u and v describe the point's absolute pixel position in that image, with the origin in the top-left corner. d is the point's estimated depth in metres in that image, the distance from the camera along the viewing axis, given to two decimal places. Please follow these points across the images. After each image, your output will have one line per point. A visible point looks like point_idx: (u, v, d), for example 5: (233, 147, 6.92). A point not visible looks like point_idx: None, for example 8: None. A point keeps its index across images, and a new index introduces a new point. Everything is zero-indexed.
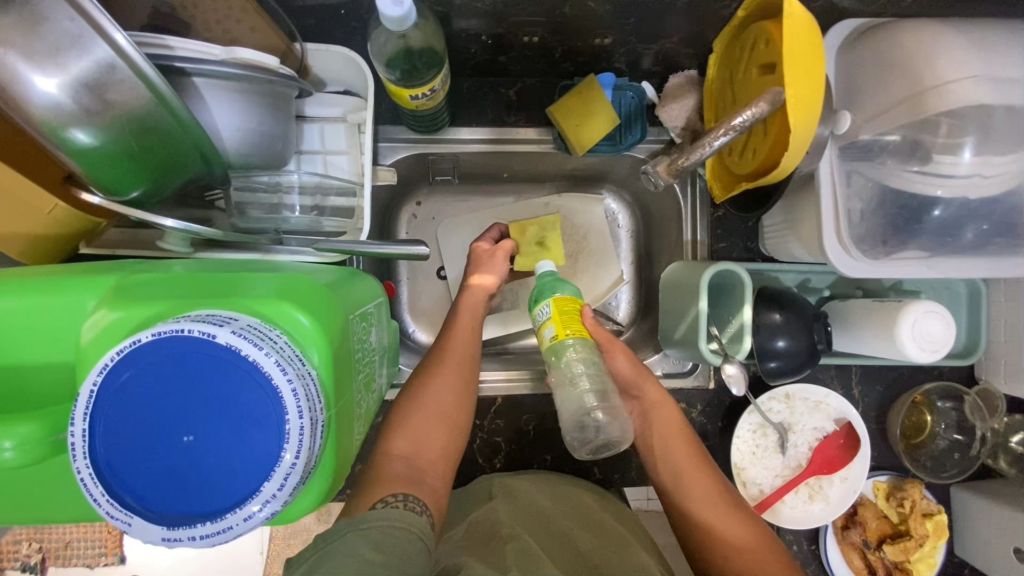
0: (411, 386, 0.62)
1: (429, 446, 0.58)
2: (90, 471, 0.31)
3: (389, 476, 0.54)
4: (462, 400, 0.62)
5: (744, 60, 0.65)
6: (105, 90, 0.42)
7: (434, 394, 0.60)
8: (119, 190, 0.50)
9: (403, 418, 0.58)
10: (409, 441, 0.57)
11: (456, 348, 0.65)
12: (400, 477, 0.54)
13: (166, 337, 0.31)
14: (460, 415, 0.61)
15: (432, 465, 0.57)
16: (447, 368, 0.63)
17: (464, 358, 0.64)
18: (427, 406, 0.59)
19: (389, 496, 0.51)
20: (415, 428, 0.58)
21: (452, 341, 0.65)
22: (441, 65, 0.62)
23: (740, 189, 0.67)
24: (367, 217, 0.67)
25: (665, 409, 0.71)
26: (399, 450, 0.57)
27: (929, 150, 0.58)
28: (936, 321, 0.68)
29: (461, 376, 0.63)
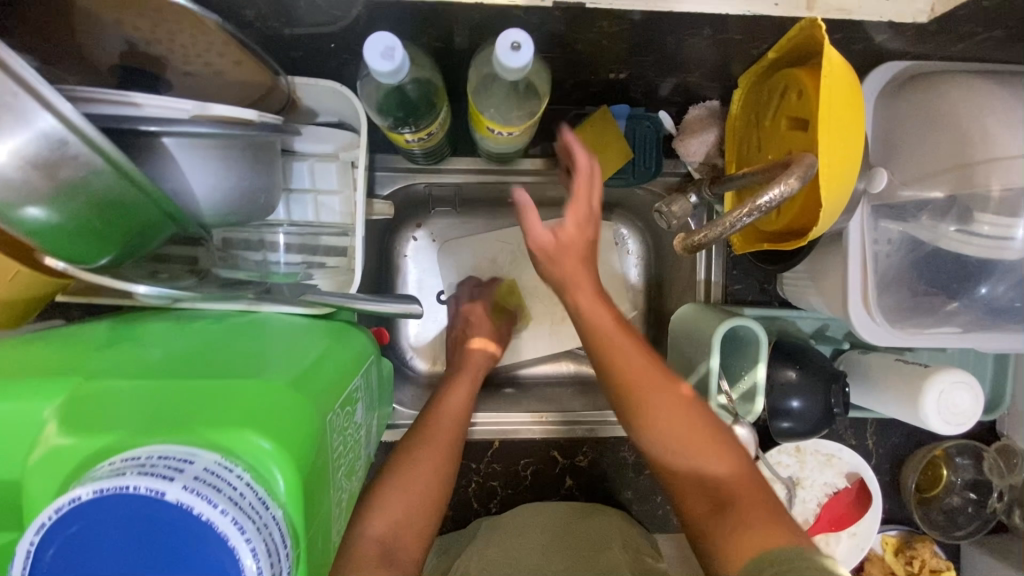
0: (397, 455, 0.61)
1: (408, 526, 0.55)
2: None
3: (362, 559, 0.50)
4: (449, 462, 0.61)
5: (773, 106, 0.59)
6: (59, 167, 0.38)
7: (419, 460, 0.60)
8: (83, 259, 0.45)
9: (381, 495, 0.56)
10: (386, 521, 0.54)
11: (444, 421, 0.65)
12: (373, 559, 0.50)
13: (108, 496, 0.28)
14: (444, 482, 0.60)
15: (410, 539, 0.54)
16: (434, 442, 0.62)
17: (452, 432, 0.64)
18: (407, 479, 0.58)
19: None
20: (392, 498, 0.56)
21: (441, 415, 0.66)
22: (438, 109, 0.58)
23: (760, 248, 0.62)
24: (359, 266, 0.62)
25: (638, 358, 0.58)
26: (375, 529, 0.53)
27: (975, 220, 0.53)
28: (964, 393, 0.63)
29: (447, 451, 0.62)
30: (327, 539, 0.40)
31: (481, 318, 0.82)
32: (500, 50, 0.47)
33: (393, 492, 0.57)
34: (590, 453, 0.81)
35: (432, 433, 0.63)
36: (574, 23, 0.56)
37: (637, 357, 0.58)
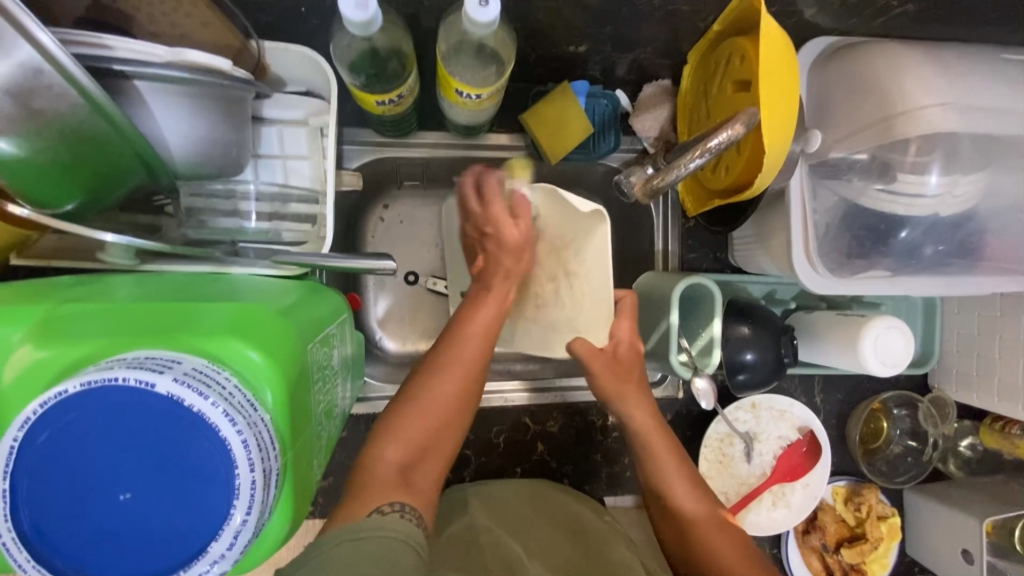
0: (418, 373, 0.60)
1: (426, 453, 0.56)
2: (13, 535, 0.28)
3: (378, 483, 0.52)
4: (465, 395, 0.59)
5: (719, 75, 0.64)
6: (34, 97, 0.38)
7: (436, 393, 0.57)
8: (50, 203, 0.45)
9: (397, 419, 0.57)
10: (403, 447, 0.55)
11: (462, 340, 0.60)
12: (392, 483, 0.53)
13: (96, 389, 0.28)
14: (458, 416, 0.59)
15: (431, 459, 0.57)
16: (451, 362, 0.59)
17: (473, 353, 0.59)
18: (425, 403, 0.57)
19: (384, 506, 0.49)
20: (409, 422, 0.57)
21: (460, 335, 0.60)
22: (410, 74, 0.60)
23: (712, 206, 0.67)
24: (331, 228, 0.63)
25: (696, 506, 0.67)
26: (391, 454, 0.55)
27: (895, 171, 0.60)
28: (897, 337, 0.70)
29: (466, 373, 0.59)
30: (310, 465, 0.41)
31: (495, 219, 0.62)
32: (469, 6, 0.50)
33: (410, 418, 0.57)
34: (560, 418, 0.83)
35: (449, 359, 0.59)
36: None
37: (698, 511, 0.66)
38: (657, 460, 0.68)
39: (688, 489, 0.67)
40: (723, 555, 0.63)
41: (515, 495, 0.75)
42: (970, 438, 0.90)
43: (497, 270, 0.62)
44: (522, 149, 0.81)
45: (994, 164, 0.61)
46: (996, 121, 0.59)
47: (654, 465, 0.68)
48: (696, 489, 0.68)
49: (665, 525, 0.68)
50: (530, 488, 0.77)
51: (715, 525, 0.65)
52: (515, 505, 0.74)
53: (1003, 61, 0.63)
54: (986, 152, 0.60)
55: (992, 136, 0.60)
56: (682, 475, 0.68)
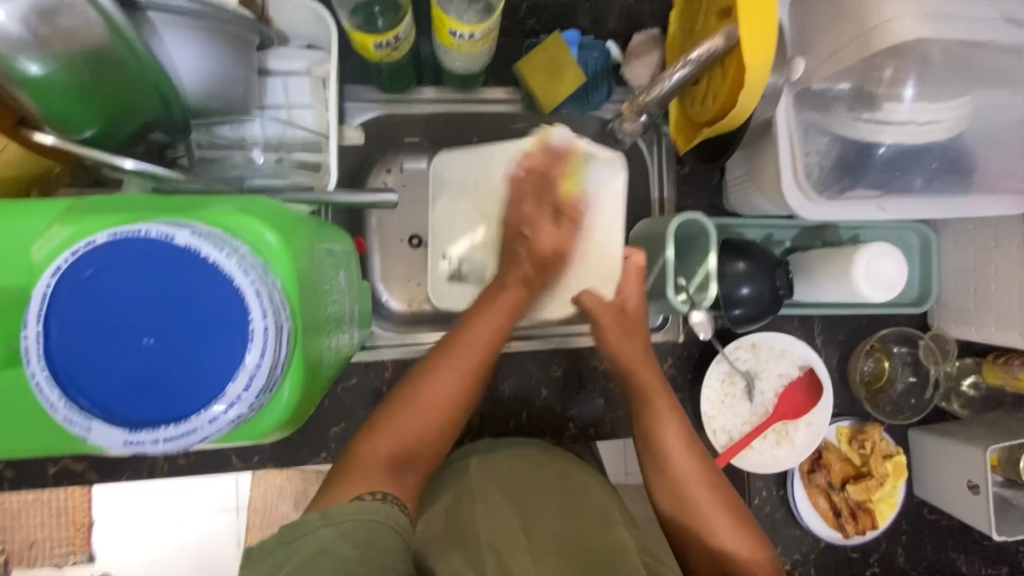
0: (419, 369, 0.62)
1: (419, 442, 0.59)
2: (46, 375, 0.31)
3: (366, 469, 0.55)
4: (463, 392, 0.61)
5: (703, 10, 0.67)
6: (58, 15, 0.42)
7: (434, 384, 0.60)
8: (70, 126, 0.49)
9: (397, 410, 0.59)
10: (396, 438, 0.58)
11: (468, 341, 0.63)
12: (382, 472, 0.55)
13: (123, 240, 0.31)
14: (454, 413, 0.61)
15: (423, 451, 0.59)
16: (452, 361, 0.62)
17: (477, 354, 0.62)
18: (424, 397, 0.60)
19: (368, 493, 0.52)
20: (407, 415, 0.59)
21: (465, 336, 0.63)
22: (403, 14, 0.63)
23: (700, 137, 0.69)
24: (334, 170, 0.65)
25: (695, 473, 0.64)
26: (384, 443, 0.58)
27: (874, 93, 0.62)
28: (889, 262, 0.71)
29: (467, 373, 0.62)
30: (318, 357, 0.43)
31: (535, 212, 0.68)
32: None
33: (409, 410, 0.59)
34: (564, 363, 0.85)
35: (452, 355, 0.62)
36: None
37: (698, 478, 0.64)
38: (653, 425, 0.67)
39: (687, 456, 0.65)
40: (713, 523, 0.62)
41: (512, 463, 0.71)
42: (973, 375, 0.90)
43: (518, 267, 0.68)
44: (518, 102, 0.83)
45: (973, 80, 0.62)
46: (971, 35, 0.61)
47: (649, 429, 0.67)
48: (694, 454, 0.66)
49: (659, 492, 0.66)
50: (532, 460, 0.72)
51: (711, 496, 0.63)
52: (515, 472, 0.69)
53: None
54: (964, 71, 0.62)
55: (970, 53, 0.61)
56: (685, 443, 0.66)
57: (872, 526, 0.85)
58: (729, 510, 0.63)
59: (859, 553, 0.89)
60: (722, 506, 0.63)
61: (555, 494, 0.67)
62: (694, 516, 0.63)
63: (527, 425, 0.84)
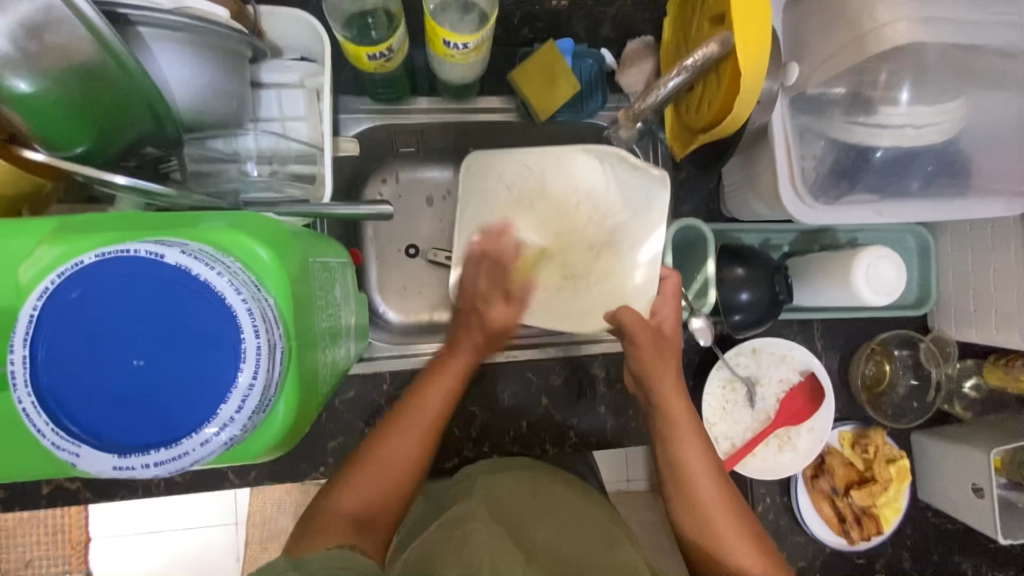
0: (377, 431, 0.62)
1: (379, 501, 0.57)
2: (33, 399, 0.30)
3: (330, 527, 0.53)
4: (422, 458, 0.61)
5: (696, 16, 0.67)
6: (46, 31, 0.42)
7: (392, 447, 0.60)
8: (61, 143, 0.49)
9: (355, 470, 0.58)
10: (358, 496, 0.57)
11: (428, 399, 0.64)
12: (344, 529, 0.53)
13: (111, 260, 0.31)
14: (411, 475, 0.60)
15: (382, 511, 0.57)
16: (413, 418, 0.62)
17: (433, 412, 0.63)
18: (383, 456, 0.60)
19: (333, 547, 0.50)
20: (365, 474, 0.58)
21: (424, 393, 0.64)
22: (398, 27, 0.63)
23: (696, 143, 0.69)
24: (330, 184, 0.65)
25: (713, 491, 0.63)
26: (345, 504, 0.56)
27: (870, 98, 0.62)
28: (889, 266, 0.71)
29: (427, 430, 0.62)
30: (313, 373, 0.42)
31: (487, 291, 0.71)
32: None
33: (366, 470, 0.59)
34: (563, 372, 0.84)
35: (413, 411, 0.63)
36: None
37: (712, 498, 0.63)
38: (680, 444, 0.66)
39: (706, 473, 0.64)
40: (725, 538, 0.61)
41: (519, 487, 0.70)
42: (974, 377, 0.89)
43: (470, 335, 0.70)
44: (513, 111, 0.83)
45: (968, 82, 0.62)
46: (965, 37, 0.61)
47: (673, 437, 0.67)
48: (711, 468, 0.65)
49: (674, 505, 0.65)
50: (535, 477, 0.72)
51: (728, 515, 0.62)
52: (522, 493, 0.69)
53: None
54: (959, 73, 0.61)
55: (966, 56, 0.61)
56: (703, 452, 0.66)
57: (877, 532, 0.85)
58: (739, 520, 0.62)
59: (864, 560, 0.88)
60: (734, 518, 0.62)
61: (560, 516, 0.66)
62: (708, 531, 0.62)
63: (528, 434, 0.84)
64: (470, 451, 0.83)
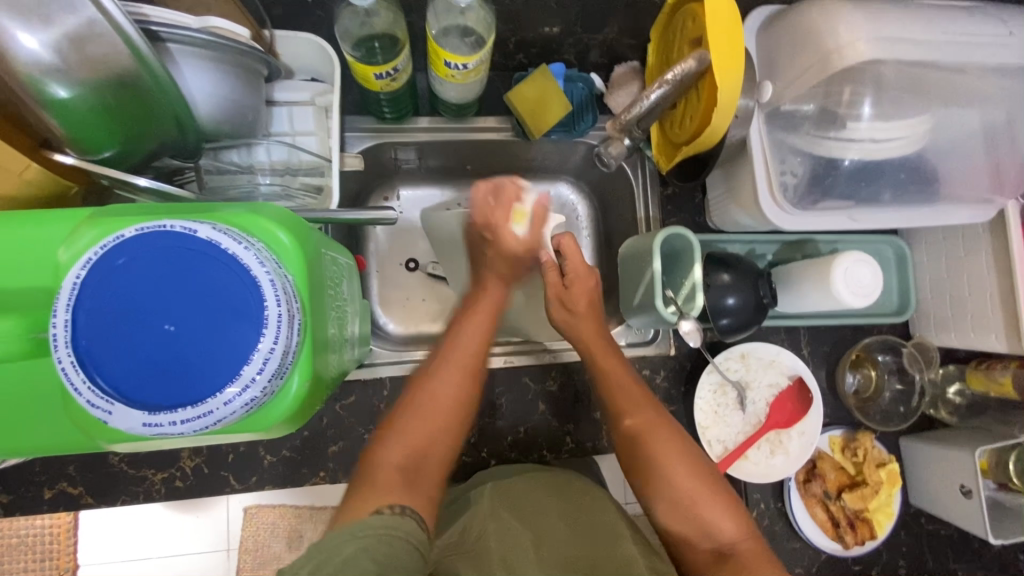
0: (418, 380, 0.64)
1: (431, 453, 0.59)
2: (71, 360, 0.33)
3: (381, 485, 0.54)
4: (466, 400, 0.63)
5: (677, 41, 0.73)
6: (87, 44, 0.45)
7: (437, 391, 0.62)
8: (91, 147, 0.53)
9: (401, 422, 0.60)
10: (406, 448, 0.58)
11: (466, 345, 0.66)
12: (394, 484, 0.55)
13: (150, 233, 0.34)
14: (462, 410, 0.63)
15: (428, 465, 0.58)
16: (453, 365, 0.64)
17: (472, 354, 0.65)
18: (427, 405, 0.61)
19: (386, 506, 0.52)
20: (412, 425, 0.60)
21: (462, 339, 0.66)
22: (403, 48, 0.69)
23: (681, 155, 0.74)
24: (337, 192, 0.68)
25: (676, 450, 0.65)
26: (394, 457, 0.57)
27: (836, 113, 0.67)
28: (865, 269, 0.74)
29: (467, 373, 0.64)
30: (324, 353, 0.45)
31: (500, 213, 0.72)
32: None
33: (411, 421, 0.60)
34: (559, 377, 0.87)
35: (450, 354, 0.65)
36: None
37: (673, 456, 0.64)
38: (624, 399, 0.69)
39: (664, 433, 0.66)
40: (695, 499, 0.62)
41: (532, 488, 0.70)
42: (958, 383, 0.92)
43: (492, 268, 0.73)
44: (509, 130, 0.88)
45: (926, 97, 0.67)
46: (920, 56, 0.66)
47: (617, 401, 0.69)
48: (667, 424, 0.67)
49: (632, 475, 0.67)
50: (544, 477, 0.72)
51: (699, 477, 0.64)
52: (533, 497, 0.69)
53: (927, 5, 0.69)
54: (917, 90, 0.67)
55: (920, 74, 0.67)
56: (657, 415, 0.68)
57: (871, 536, 0.85)
58: (710, 483, 0.63)
59: (860, 566, 0.89)
60: (700, 478, 0.63)
61: (571, 515, 0.67)
62: (674, 500, 0.63)
63: (525, 439, 0.85)
64: (469, 457, 0.84)
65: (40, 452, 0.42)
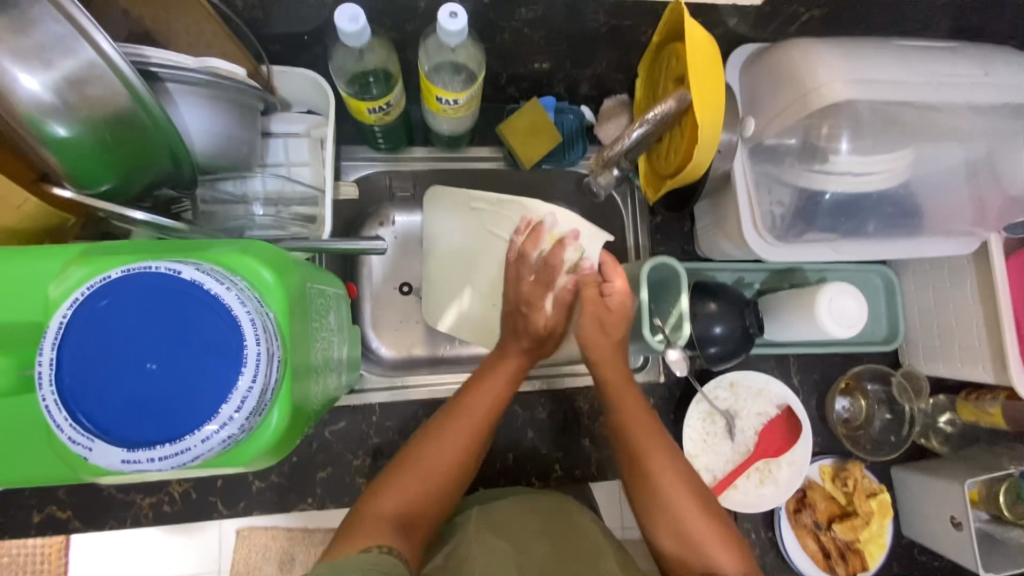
0: (429, 429, 0.66)
1: (423, 508, 0.60)
2: (55, 398, 0.34)
3: (374, 527, 0.55)
4: (467, 457, 0.65)
5: (663, 78, 0.75)
6: (86, 85, 0.47)
7: (440, 450, 0.64)
8: (89, 182, 0.54)
9: (399, 474, 0.61)
10: (400, 498, 0.59)
11: (478, 405, 0.69)
12: (386, 529, 0.56)
13: (135, 274, 0.36)
14: (464, 464, 0.65)
15: (422, 520, 0.59)
16: (462, 421, 0.67)
17: (483, 414, 0.68)
18: (432, 457, 0.63)
19: (375, 547, 0.52)
20: (409, 476, 0.61)
21: (476, 399, 0.69)
22: (396, 84, 0.71)
23: (665, 188, 0.76)
24: (328, 222, 0.70)
25: (677, 480, 0.65)
26: (388, 505, 0.58)
27: (817, 147, 0.69)
28: (850, 300, 0.75)
29: (475, 430, 0.67)
30: (305, 387, 0.46)
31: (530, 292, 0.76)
32: (441, 19, 0.60)
33: (411, 472, 0.62)
34: (549, 405, 0.87)
35: (460, 413, 0.67)
36: (499, 11, 0.69)
37: (676, 484, 0.65)
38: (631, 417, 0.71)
39: (665, 456, 0.67)
40: (693, 526, 0.62)
41: (516, 513, 0.71)
42: (948, 413, 0.92)
43: (515, 341, 0.76)
44: (501, 159, 0.90)
45: (904, 134, 0.69)
46: (898, 96, 0.68)
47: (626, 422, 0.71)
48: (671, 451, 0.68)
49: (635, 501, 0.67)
50: (529, 503, 0.73)
51: (698, 506, 0.63)
52: (517, 520, 0.69)
53: (903, 46, 0.71)
54: (895, 127, 0.69)
55: (898, 113, 0.69)
56: (662, 439, 0.69)
57: (862, 567, 0.85)
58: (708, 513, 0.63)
59: None
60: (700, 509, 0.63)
61: (556, 536, 0.67)
62: (673, 529, 0.63)
63: (514, 466, 0.85)
64: None
65: (23, 485, 0.43)
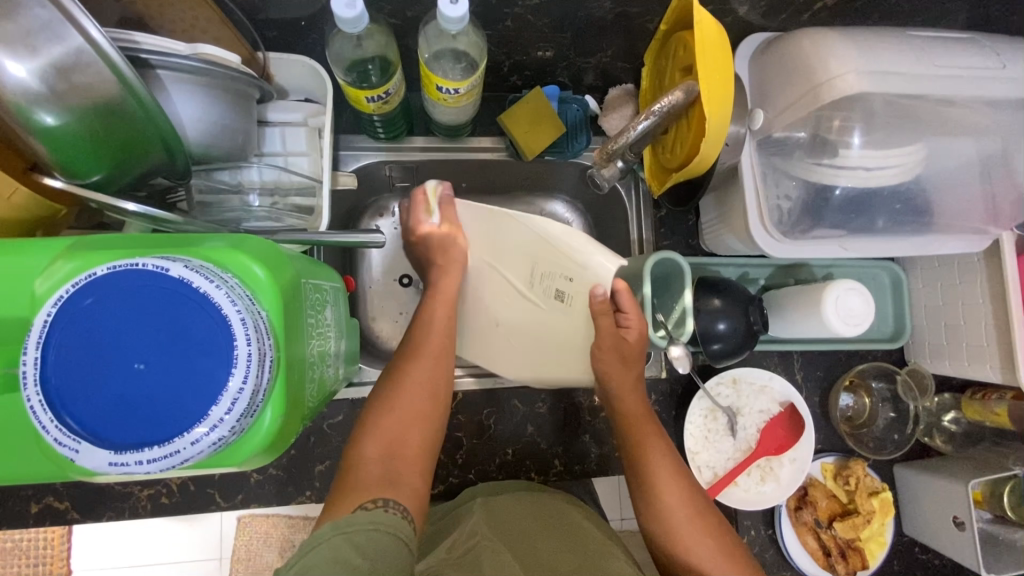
0: (391, 373, 0.65)
1: (406, 445, 0.59)
2: (40, 397, 0.33)
3: (366, 484, 0.54)
4: (438, 391, 0.65)
5: (670, 67, 0.73)
6: (74, 72, 0.46)
7: (409, 388, 0.63)
8: (79, 172, 0.53)
9: (375, 418, 0.61)
10: (383, 442, 0.59)
11: (431, 337, 0.68)
12: (378, 481, 0.55)
13: (121, 271, 0.35)
14: (436, 400, 0.65)
15: (410, 467, 0.58)
16: (423, 357, 0.66)
17: (441, 343, 0.68)
18: (404, 399, 0.62)
19: (369, 501, 0.52)
20: (390, 420, 0.61)
21: (431, 332, 0.69)
22: (395, 72, 0.69)
23: (671, 181, 0.74)
24: (326, 213, 0.68)
25: (689, 504, 0.65)
26: (371, 450, 0.58)
27: (827, 140, 0.67)
28: (857, 297, 0.74)
29: (437, 363, 0.67)
30: (300, 385, 0.45)
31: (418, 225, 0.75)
32: (441, 5, 0.58)
33: (391, 416, 0.61)
34: (549, 400, 0.86)
35: (418, 349, 0.67)
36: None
37: (689, 512, 0.64)
38: (646, 444, 0.69)
39: (677, 482, 0.66)
40: (706, 555, 0.62)
41: (520, 508, 0.71)
42: (953, 411, 0.91)
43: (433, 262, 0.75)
44: (503, 150, 0.88)
45: (917, 128, 0.67)
46: (912, 88, 0.66)
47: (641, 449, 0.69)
48: (683, 475, 0.67)
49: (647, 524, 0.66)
50: (533, 500, 0.73)
51: (710, 532, 0.63)
52: (521, 516, 0.69)
53: (918, 37, 0.69)
54: (908, 120, 0.67)
55: (912, 106, 0.67)
56: (675, 463, 0.68)
57: (863, 566, 0.84)
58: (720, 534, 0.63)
59: None
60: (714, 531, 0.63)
61: (561, 532, 0.67)
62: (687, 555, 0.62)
63: (514, 461, 0.85)
64: (456, 478, 0.84)
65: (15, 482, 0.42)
